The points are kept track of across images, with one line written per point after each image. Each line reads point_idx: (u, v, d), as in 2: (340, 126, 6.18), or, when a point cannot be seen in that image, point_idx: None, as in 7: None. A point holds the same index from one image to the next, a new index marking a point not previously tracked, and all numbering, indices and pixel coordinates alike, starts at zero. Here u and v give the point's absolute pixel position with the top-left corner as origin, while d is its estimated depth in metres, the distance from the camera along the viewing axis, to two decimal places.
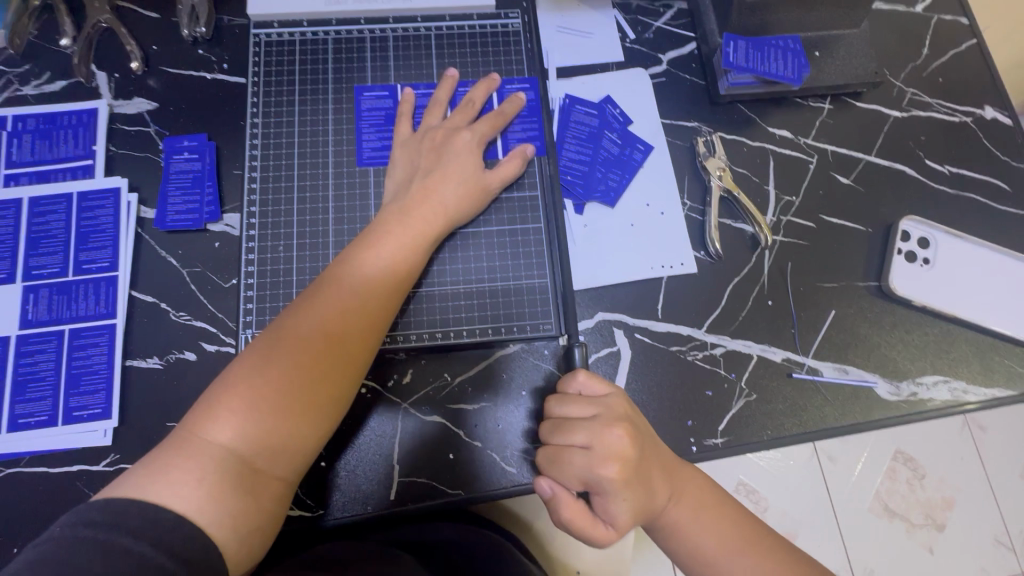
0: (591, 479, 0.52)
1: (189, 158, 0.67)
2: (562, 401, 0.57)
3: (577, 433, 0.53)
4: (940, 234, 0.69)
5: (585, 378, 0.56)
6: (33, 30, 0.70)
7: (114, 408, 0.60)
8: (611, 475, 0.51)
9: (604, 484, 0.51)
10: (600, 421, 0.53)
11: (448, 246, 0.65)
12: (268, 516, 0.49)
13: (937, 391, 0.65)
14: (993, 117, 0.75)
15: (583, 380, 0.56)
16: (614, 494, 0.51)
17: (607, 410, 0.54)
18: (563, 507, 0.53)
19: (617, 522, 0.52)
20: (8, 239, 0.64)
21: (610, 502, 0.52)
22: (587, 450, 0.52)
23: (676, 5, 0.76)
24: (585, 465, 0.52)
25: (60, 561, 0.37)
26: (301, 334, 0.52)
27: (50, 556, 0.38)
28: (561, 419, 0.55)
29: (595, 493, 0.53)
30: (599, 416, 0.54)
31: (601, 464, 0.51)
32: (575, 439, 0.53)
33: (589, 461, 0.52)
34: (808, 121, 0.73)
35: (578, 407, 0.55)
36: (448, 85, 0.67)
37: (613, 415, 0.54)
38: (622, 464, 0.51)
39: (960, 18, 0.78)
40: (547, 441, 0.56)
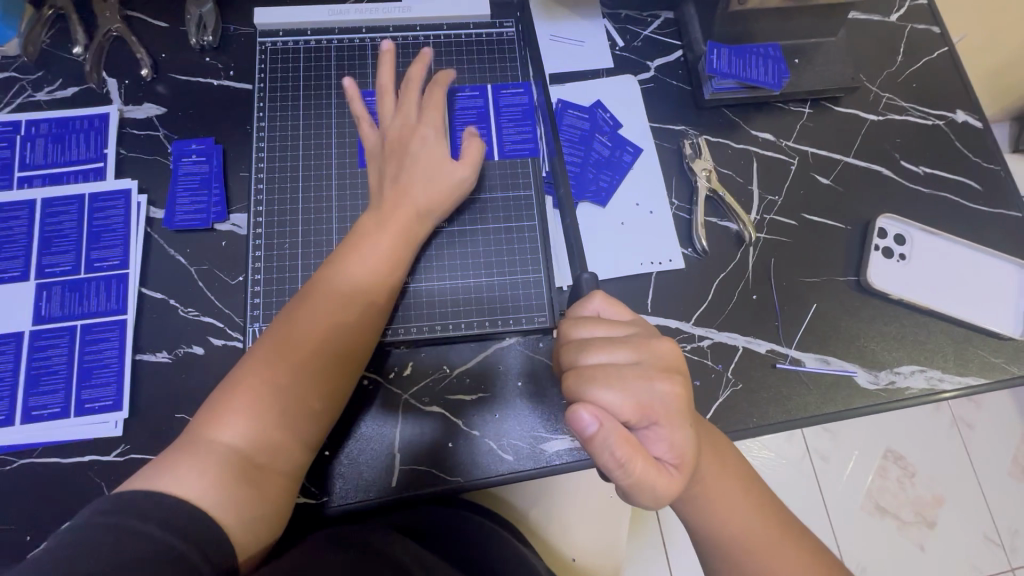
0: (648, 397, 0.46)
1: (197, 161, 0.70)
2: (579, 323, 0.51)
3: (621, 350, 0.48)
4: (915, 231, 0.73)
5: (603, 303, 0.53)
6: (46, 38, 0.73)
7: (125, 400, 0.62)
8: (665, 388, 0.46)
9: (661, 401, 0.46)
10: (641, 336, 0.49)
11: (437, 240, 0.68)
12: (273, 507, 0.51)
13: (914, 380, 0.68)
14: (964, 121, 0.79)
15: (601, 305, 0.53)
16: (670, 417, 0.46)
17: (643, 328, 0.51)
18: (616, 441, 0.42)
19: (672, 455, 0.46)
20: (22, 238, 0.66)
21: (668, 430, 0.46)
22: (636, 364, 0.47)
23: (663, 15, 0.80)
24: (636, 382, 0.46)
25: (79, 540, 0.39)
26: (291, 341, 0.55)
27: (70, 537, 0.39)
28: (589, 342, 0.49)
29: (646, 423, 0.46)
30: (633, 334, 0.50)
31: (654, 376, 0.46)
32: (618, 354, 0.48)
33: (643, 373, 0.46)
34: (789, 124, 0.76)
35: (604, 328, 0.50)
36: (420, 63, 0.68)
37: (647, 331, 0.51)
38: (679, 377, 0.47)
39: (932, 27, 0.82)
40: (578, 369, 0.48)
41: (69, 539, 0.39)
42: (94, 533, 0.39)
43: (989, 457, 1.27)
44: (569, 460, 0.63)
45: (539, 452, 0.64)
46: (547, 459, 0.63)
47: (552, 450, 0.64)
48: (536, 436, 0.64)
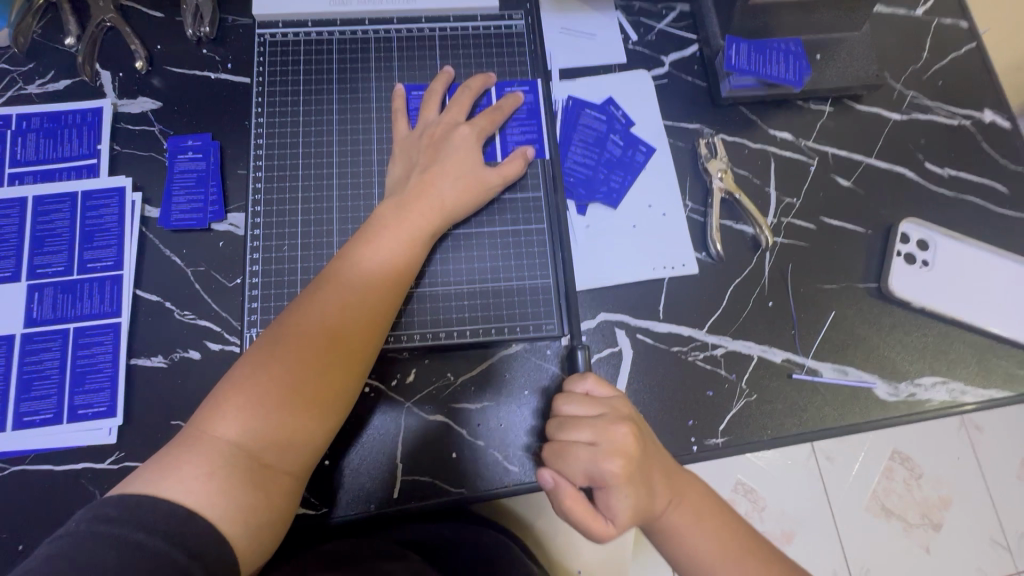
0: (596, 473, 0.50)
1: (193, 158, 0.67)
2: (568, 399, 0.55)
3: (585, 429, 0.52)
4: (939, 236, 0.70)
5: (593, 382, 0.55)
6: (37, 28, 0.70)
7: (119, 407, 0.60)
8: (613, 467, 0.50)
9: (607, 477, 0.50)
10: (608, 418, 0.52)
11: (441, 246, 0.65)
12: (278, 511, 0.49)
13: (935, 391, 0.66)
14: (992, 120, 0.75)
15: (591, 384, 0.55)
16: (615, 487, 0.50)
17: (615, 409, 0.53)
18: (565, 496, 0.52)
19: (619, 516, 0.51)
20: (14, 237, 0.64)
21: (614, 498, 0.50)
22: (593, 445, 0.51)
23: (678, 7, 0.77)
24: (588, 461, 0.51)
25: (75, 555, 0.38)
26: (301, 332, 0.53)
27: (68, 549, 0.39)
28: (567, 419, 0.54)
29: (597, 490, 0.51)
30: (605, 414, 0.53)
31: (606, 457, 0.51)
32: (580, 433, 0.52)
33: (593, 455, 0.51)
34: (809, 123, 0.73)
35: (582, 405, 0.54)
36: (443, 80, 0.68)
37: (620, 412, 0.53)
38: (631, 459, 0.51)
39: (960, 21, 0.79)
40: (551, 440, 0.55)
41: (66, 554, 0.38)
42: (88, 552, 0.39)
43: (1000, 459, 1.24)
44: None
45: None
46: None
47: None
48: (543, 448, 0.62)
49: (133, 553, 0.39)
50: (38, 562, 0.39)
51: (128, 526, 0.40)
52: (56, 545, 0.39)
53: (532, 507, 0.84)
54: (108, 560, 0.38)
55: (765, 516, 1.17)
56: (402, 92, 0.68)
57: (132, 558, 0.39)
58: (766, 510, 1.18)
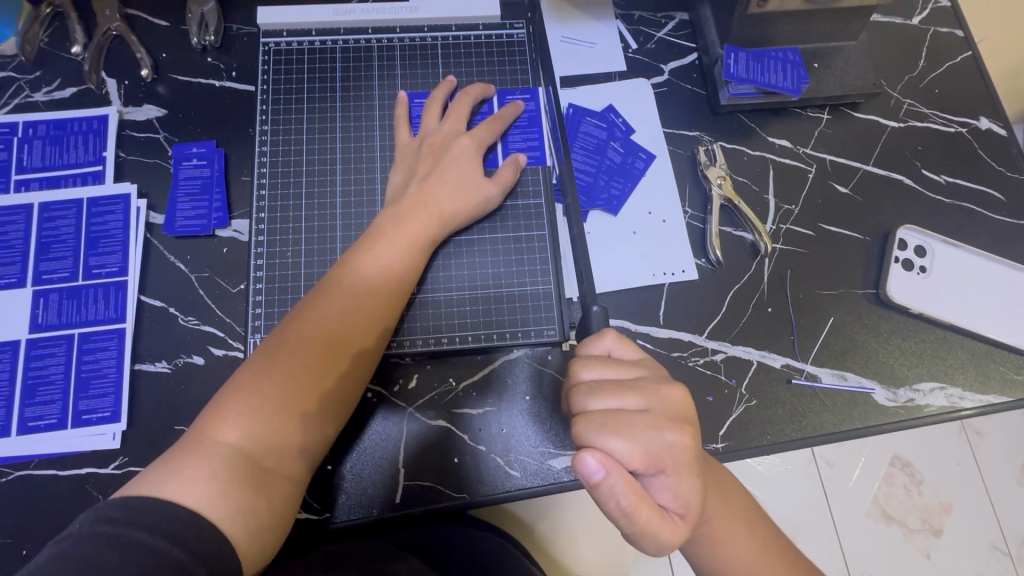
0: (657, 447, 0.45)
1: (197, 165, 0.68)
2: (586, 362, 0.50)
3: (632, 396, 0.47)
4: (936, 242, 0.71)
5: (614, 342, 0.52)
6: (43, 37, 0.71)
7: (123, 412, 0.60)
8: (675, 437, 0.46)
9: (670, 451, 0.46)
10: (651, 381, 0.49)
11: (442, 252, 0.66)
12: (279, 514, 0.49)
13: (934, 397, 0.66)
14: (988, 128, 0.76)
15: (612, 344, 0.52)
16: (677, 466, 0.46)
17: (651, 370, 0.51)
18: (623, 490, 0.43)
19: (676, 503, 0.46)
20: (19, 243, 0.65)
21: (673, 480, 0.46)
22: (646, 412, 0.47)
23: (677, 16, 0.77)
24: (646, 431, 0.45)
25: (78, 556, 0.39)
26: (303, 337, 0.53)
27: (72, 549, 0.39)
28: (600, 384, 0.49)
29: (652, 471, 0.46)
30: (645, 378, 0.49)
31: (664, 426, 0.46)
32: (627, 400, 0.47)
33: (654, 422, 0.46)
34: (807, 131, 0.74)
35: (612, 369, 0.50)
36: (446, 88, 0.69)
37: (655, 374, 0.50)
38: (688, 427, 0.47)
39: (955, 31, 0.80)
40: (589, 413, 0.47)
41: (70, 555, 0.39)
42: (92, 552, 0.39)
43: (999, 464, 1.25)
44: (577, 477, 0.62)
45: (547, 469, 0.62)
46: (554, 477, 0.61)
47: (559, 466, 0.62)
48: (544, 453, 0.62)
49: (136, 554, 0.40)
50: (41, 563, 0.39)
51: (130, 527, 0.41)
52: (59, 546, 0.40)
53: (532, 512, 0.84)
54: (112, 561, 0.39)
55: None
56: (404, 99, 0.69)
57: (135, 560, 0.39)
58: (767, 515, 1.18)
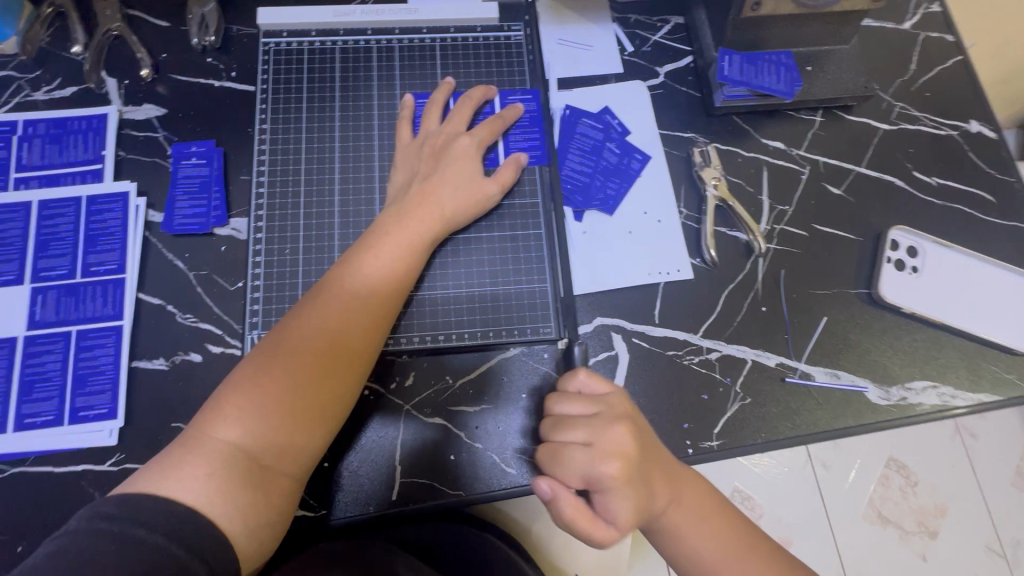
0: (591, 475, 0.51)
1: (196, 164, 0.68)
2: (560, 400, 0.56)
3: (579, 430, 0.53)
4: (928, 243, 0.71)
5: (585, 377, 0.56)
6: (44, 36, 0.71)
7: (120, 409, 0.60)
8: (609, 468, 0.50)
9: (605, 480, 0.50)
10: (603, 417, 0.53)
11: (441, 251, 0.66)
12: (277, 511, 0.50)
13: (926, 396, 0.67)
14: (978, 131, 0.77)
15: (583, 380, 0.56)
16: (615, 492, 0.50)
17: (610, 406, 0.54)
18: (564, 504, 0.51)
19: (621, 522, 0.51)
20: (17, 240, 0.65)
21: (613, 503, 0.50)
22: (588, 446, 0.52)
23: (673, 20, 0.78)
24: (582, 462, 0.51)
25: (79, 554, 0.40)
26: (303, 336, 0.54)
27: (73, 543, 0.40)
28: (560, 418, 0.55)
29: (595, 494, 0.52)
30: (598, 413, 0.53)
31: (601, 458, 0.51)
32: (575, 434, 0.53)
33: (590, 456, 0.51)
34: (800, 132, 0.75)
35: (576, 404, 0.55)
36: (445, 90, 0.69)
37: (615, 410, 0.54)
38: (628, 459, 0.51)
39: (946, 35, 0.81)
40: (547, 441, 0.55)
41: (68, 551, 0.40)
42: (92, 549, 0.40)
43: (994, 467, 1.25)
44: None
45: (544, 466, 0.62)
46: None
47: None
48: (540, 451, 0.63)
49: (131, 550, 0.40)
50: (43, 558, 0.40)
51: (125, 523, 0.41)
52: (58, 543, 0.41)
53: (528, 511, 0.84)
54: (108, 556, 0.40)
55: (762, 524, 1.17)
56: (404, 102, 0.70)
57: (131, 555, 0.40)
58: (763, 518, 1.18)
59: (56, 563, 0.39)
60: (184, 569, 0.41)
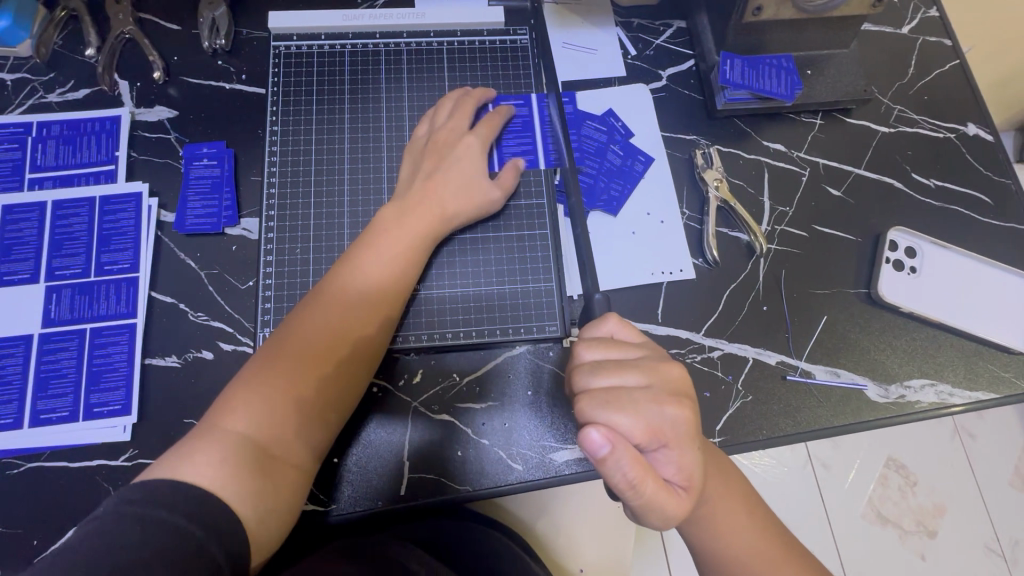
0: (659, 421, 0.46)
1: (208, 165, 0.70)
2: (592, 343, 0.51)
3: (632, 373, 0.48)
4: (926, 244, 0.73)
5: (617, 325, 0.53)
6: (58, 39, 0.73)
7: (134, 405, 0.62)
8: (674, 410, 0.47)
9: (672, 425, 0.46)
10: (651, 359, 0.50)
11: (448, 249, 0.68)
12: (285, 499, 0.50)
13: (924, 394, 0.68)
14: (975, 134, 0.79)
15: (615, 327, 0.53)
16: (679, 440, 0.47)
17: (651, 351, 0.51)
18: (630, 463, 0.43)
19: (680, 477, 0.47)
20: (33, 240, 0.66)
21: (676, 453, 0.46)
22: (647, 388, 0.48)
23: (675, 24, 0.80)
24: (649, 406, 0.46)
25: (102, 533, 0.40)
26: (308, 334, 0.55)
27: (96, 526, 0.40)
28: (601, 363, 0.49)
29: (655, 446, 0.46)
30: (646, 357, 0.50)
31: (664, 401, 0.47)
32: (629, 377, 0.48)
33: (654, 397, 0.47)
34: (801, 135, 0.76)
35: (613, 350, 0.51)
36: (456, 96, 0.70)
37: (656, 353, 0.51)
38: (687, 402, 0.48)
39: (944, 40, 0.82)
40: (592, 391, 0.47)
41: (95, 534, 0.39)
42: (116, 528, 0.40)
43: (992, 467, 1.27)
44: (578, 471, 0.63)
45: (550, 462, 0.63)
46: (555, 471, 0.63)
47: (561, 460, 0.63)
48: (545, 447, 0.64)
49: (154, 529, 0.40)
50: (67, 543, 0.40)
51: (148, 506, 0.42)
52: (83, 528, 0.40)
53: (532, 509, 0.86)
54: (132, 534, 0.39)
55: None
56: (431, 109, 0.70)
57: (155, 535, 0.40)
58: None
59: (83, 549, 0.38)
60: (206, 551, 0.41)
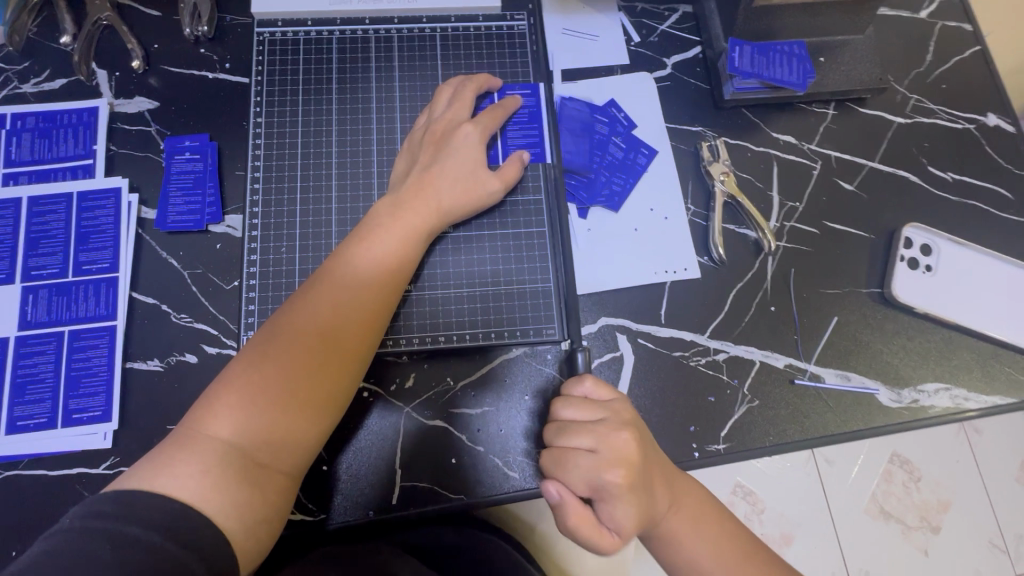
0: (596, 483, 0.49)
1: (190, 158, 0.67)
2: (565, 403, 0.54)
3: (584, 436, 0.51)
4: (943, 241, 0.69)
5: (591, 385, 0.54)
6: (32, 26, 0.69)
7: (114, 411, 0.59)
8: (614, 475, 0.49)
9: (607, 487, 0.49)
10: (608, 423, 0.51)
11: (439, 248, 0.65)
12: (274, 508, 0.48)
13: (938, 398, 0.65)
14: (995, 125, 0.75)
15: (589, 387, 0.54)
16: (615, 499, 0.49)
17: (615, 413, 0.52)
18: (565, 512, 0.49)
19: (620, 529, 0.49)
20: (9, 238, 0.63)
21: (613, 509, 0.49)
22: (593, 452, 0.50)
23: (681, 9, 0.76)
24: (588, 469, 0.50)
25: (70, 553, 0.37)
26: (296, 331, 0.52)
27: (63, 545, 0.38)
28: (567, 423, 0.53)
29: (597, 500, 0.50)
30: (605, 420, 0.52)
31: (605, 465, 0.49)
32: (581, 440, 0.51)
33: (595, 463, 0.50)
34: (812, 126, 0.73)
35: (581, 410, 0.53)
36: (448, 94, 0.65)
37: (620, 416, 0.52)
38: (631, 467, 0.50)
39: (964, 25, 0.78)
40: (552, 447, 0.52)
41: (61, 551, 0.38)
42: (85, 546, 0.38)
43: (998, 462, 1.24)
44: None
45: None
46: None
47: None
48: (542, 454, 0.61)
49: (129, 548, 0.38)
50: (31, 560, 0.38)
51: (123, 522, 0.39)
52: (48, 543, 0.38)
53: (532, 512, 0.83)
54: (104, 556, 0.38)
55: (765, 519, 1.16)
56: (435, 93, 0.67)
57: (129, 552, 0.38)
58: (766, 513, 1.17)
59: (47, 565, 0.37)
60: (184, 567, 0.39)
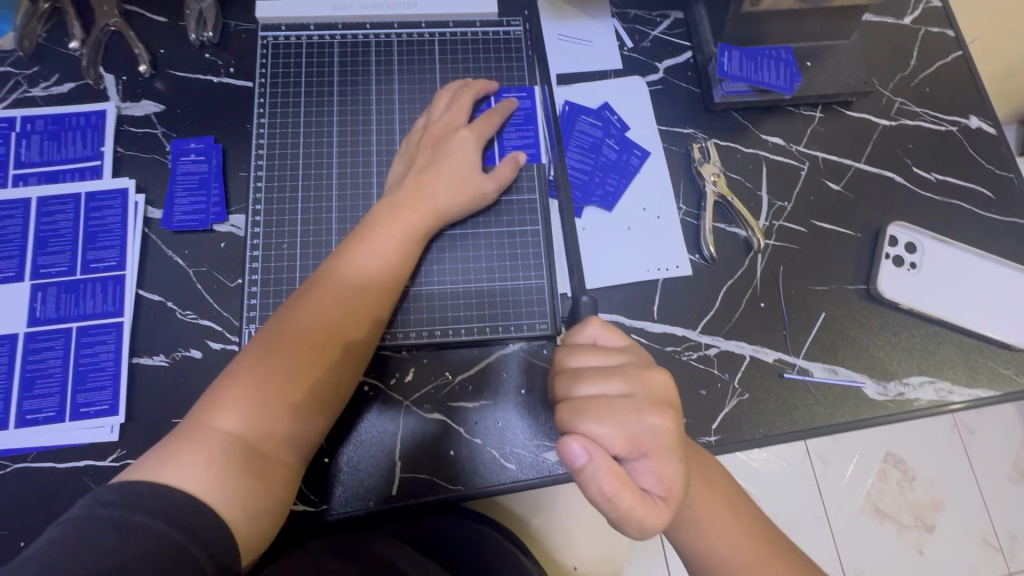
0: (639, 431, 0.45)
1: (195, 160, 0.68)
2: (576, 352, 0.50)
3: (614, 381, 0.48)
4: (926, 239, 0.71)
5: (600, 329, 0.52)
6: (42, 32, 0.71)
7: (121, 405, 0.61)
8: (655, 420, 0.46)
9: (652, 434, 0.46)
10: (635, 367, 0.49)
11: (436, 246, 0.66)
12: (276, 499, 0.50)
13: (923, 391, 0.67)
14: (978, 127, 0.77)
15: (598, 332, 0.52)
16: (659, 449, 0.46)
17: (635, 357, 0.51)
18: (603, 475, 0.43)
19: (659, 487, 0.46)
20: (18, 237, 0.65)
21: (656, 463, 0.46)
22: (628, 397, 0.47)
23: (672, 15, 0.78)
24: (628, 414, 0.46)
25: (78, 540, 0.39)
26: (298, 328, 0.54)
27: (71, 533, 0.40)
28: (583, 370, 0.49)
29: (635, 456, 0.46)
30: (629, 364, 0.50)
31: (644, 410, 0.46)
32: (611, 385, 0.48)
33: (635, 407, 0.46)
34: (800, 128, 0.75)
35: (599, 356, 0.50)
36: (446, 98, 0.67)
37: (641, 360, 0.51)
38: (670, 412, 0.47)
39: (947, 31, 0.81)
40: (572, 398, 0.48)
41: (70, 538, 0.39)
42: (91, 534, 0.39)
43: (990, 461, 1.26)
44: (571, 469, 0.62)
45: (542, 462, 0.62)
46: (549, 469, 0.62)
47: (554, 459, 0.63)
48: (538, 446, 0.63)
49: (137, 535, 0.40)
50: (43, 546, 0.40)
51: (130, 509, 0.41)
52: (59, 530, 0.40)
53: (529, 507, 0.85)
54: (110, 543, 0.39)
55: None
56: (433, 96, 0.69)
57: (135, 538, 0.40)
58: (761, 511, 1.19)
59: (58, 553, 0.39)
60: (188, 553, 0.41)
